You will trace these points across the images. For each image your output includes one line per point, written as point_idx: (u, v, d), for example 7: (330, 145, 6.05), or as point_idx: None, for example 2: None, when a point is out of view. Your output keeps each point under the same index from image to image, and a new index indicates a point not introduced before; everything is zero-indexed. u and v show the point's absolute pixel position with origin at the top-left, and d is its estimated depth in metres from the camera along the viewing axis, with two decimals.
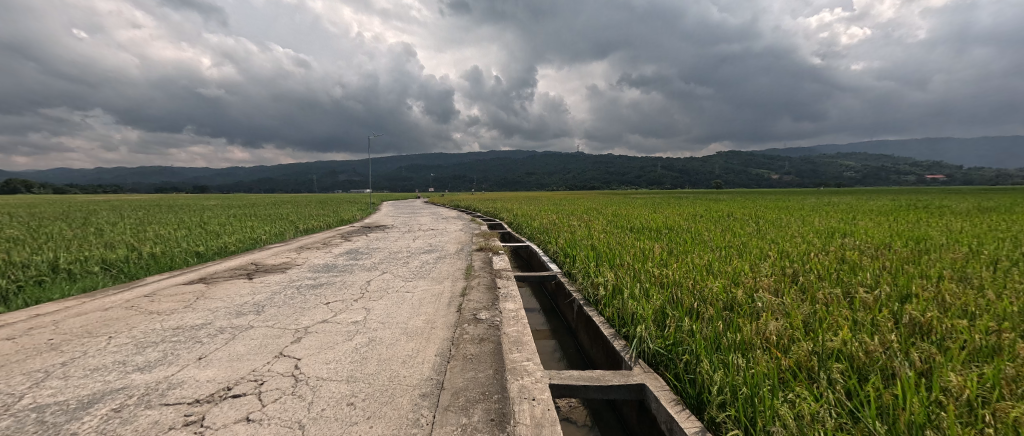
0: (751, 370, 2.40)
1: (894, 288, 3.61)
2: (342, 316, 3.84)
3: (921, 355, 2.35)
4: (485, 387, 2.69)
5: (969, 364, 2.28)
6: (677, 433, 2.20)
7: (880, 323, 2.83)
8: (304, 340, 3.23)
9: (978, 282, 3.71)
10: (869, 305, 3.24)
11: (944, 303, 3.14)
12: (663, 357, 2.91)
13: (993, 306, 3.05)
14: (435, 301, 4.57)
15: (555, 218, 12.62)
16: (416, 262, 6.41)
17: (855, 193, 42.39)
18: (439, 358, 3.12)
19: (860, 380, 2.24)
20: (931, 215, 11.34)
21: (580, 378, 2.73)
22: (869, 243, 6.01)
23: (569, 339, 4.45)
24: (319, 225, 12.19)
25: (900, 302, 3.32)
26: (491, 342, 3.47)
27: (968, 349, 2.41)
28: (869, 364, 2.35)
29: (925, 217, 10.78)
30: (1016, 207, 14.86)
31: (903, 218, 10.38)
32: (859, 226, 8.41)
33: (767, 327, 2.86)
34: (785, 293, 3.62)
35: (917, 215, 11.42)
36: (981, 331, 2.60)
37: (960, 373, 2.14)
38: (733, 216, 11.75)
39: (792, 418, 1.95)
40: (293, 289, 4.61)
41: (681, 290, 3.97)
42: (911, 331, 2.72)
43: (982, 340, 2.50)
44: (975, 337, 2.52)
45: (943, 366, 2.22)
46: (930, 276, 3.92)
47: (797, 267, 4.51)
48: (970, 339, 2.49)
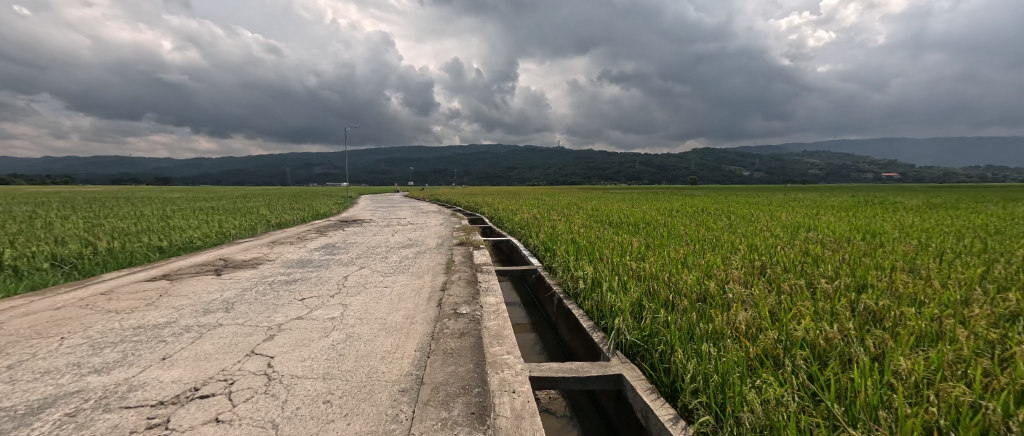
0: (721, 358, 2.48)
1: (851, 279, 3.81)
2: (318, 312, 3.74)
3: (875, 341, 2.48)
4: (465, 381, 2.68)
5: (917, 349, 2.42)
6: (652, 421, 2.25)
7: (839, 312, 2.97)
8: (277, 337, 3.13)
9: (926, 273, 3.95)
10: (829, 294, 3.41)
11: (896, 293, 3.34)
12: (640, 348, 2.96)
13: (938, 295, 3.26)
14: (415, 296, 4.51)
15: (536, 212, 12.67)
16: (395, 257, 6.30)
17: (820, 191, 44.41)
18: (419, 353, 3.09)
19: (821, 365, 2.35)
20: (887, 210, 12.00)
21: (560, 370, 2.75)
22: (831, 237, 6.30)
23: (548, 332, 4.49)
24: (292, 219, 11.84)
25: (857, 292, 3.50)
26: (471, 336, 3.46)
27: (916, 335, 2.57)
28: (828, 350, 2.46)
29: (882, 212, 11.40)
30: (962, 204, 15.89)
31: (862, 213, 10.92)
32: (822, 221, 8.81)
33: (737, 317, 2.95)
34: (754, 284, 3.76)
35: (875, 210, 12.06)
36: (928, 318, 2.77)
37: (908, 357, 2.27)
38: (707, 211, 12.10)
39: (758, 403, 2.02)
40: (265, 285, 4.46)
41: (657, 282, 4.06)
42: (865, 318, 2.88)
43: (927, 325, 2.66)
44: (921, 323, 2.68)
45: (894, 351, 2.35)
46: (884, 268, 4.14)
47: (765, 259, 4.68)
48: (918, 326, 2.65)
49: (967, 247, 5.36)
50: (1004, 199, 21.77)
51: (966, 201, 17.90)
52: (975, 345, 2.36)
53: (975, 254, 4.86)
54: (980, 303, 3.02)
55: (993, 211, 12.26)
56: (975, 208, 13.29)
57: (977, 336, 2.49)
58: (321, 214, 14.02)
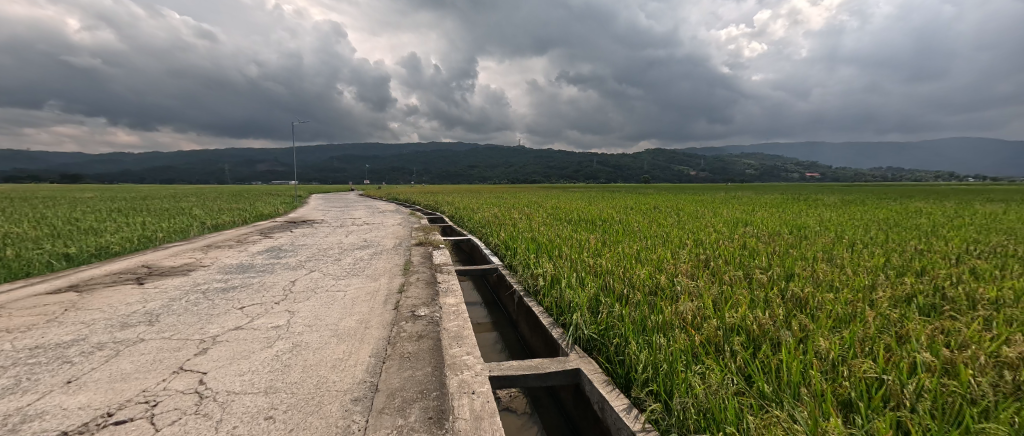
0: (670, 348, 2.57)
1: (782, 269, 4.11)
2: (261, 321, 3.48)
3: (800, 325, 2.70)
4: (423, 385, 2.60)
5: (833, 329, 2.67)
6: (608, 412, 2.29)
7: (771, 299, 3.20)
8: (212, 350, 2.87)
9: (842, 261, 4.36)
10: (763, 283, 3.67)
11: (818, 280, 3.66)
12: (596, 341, 3.02)
13: (852, 280, 3.61)
14: (370, 299, 4.32)
15: (497, 211, 12.63)
16: (348, 259, 6.01)
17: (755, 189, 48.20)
18: (374, 359, 2.95)
19: (755, 351, 2.52)
20: (811, 206, 13.19)
21: (519, 367, 2.74)
22: (765, 231, 6.80)
23: (509, 330, 4.48)
24: (232, 220, 10.98)
25: (786, 280, 3.79)
26: (430, 339, 3.36)
27: (834, 318, 2.82)
28: (761, 335, 2.65)
29: (807, 208, 12.49)
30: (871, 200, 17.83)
31: (790, 209, 11.96)
32: (757, 217, 9.50)
33: (684, 308, 3.09)
34: (699, 276, 3.96)
35: (800, 207, 13.22)
36: (843, 302, 3.06)
37: (826, 337, 2.50)
38: (658, 209, 12.66)
39: (701, 388, 2.12)
40: (197, 294, 4.08)
41: (613, 277, 4.17)
42: (792, 305, 3.12)
43: (843, 308, 2.94)
44: (837, 307, 2.95)
45: (815, 332, 2.57)
46: (808, 258, 4.52)
47: (709, 253, 4.95)
48: (835, 310, 2.91)
49: (874, 238, 6.02)
50: (906, 195, 24.70)
51: (873, 198, 20.18)
52: (879, 324, 2.64)
53: (880, 244, 5.47)
54: (885, 287, 3.39)
55: (894, 206, 13.89)
56: (879, 204, 14.98)
57: (881, 316, 2.78)
58: (267, 215, 13.12)
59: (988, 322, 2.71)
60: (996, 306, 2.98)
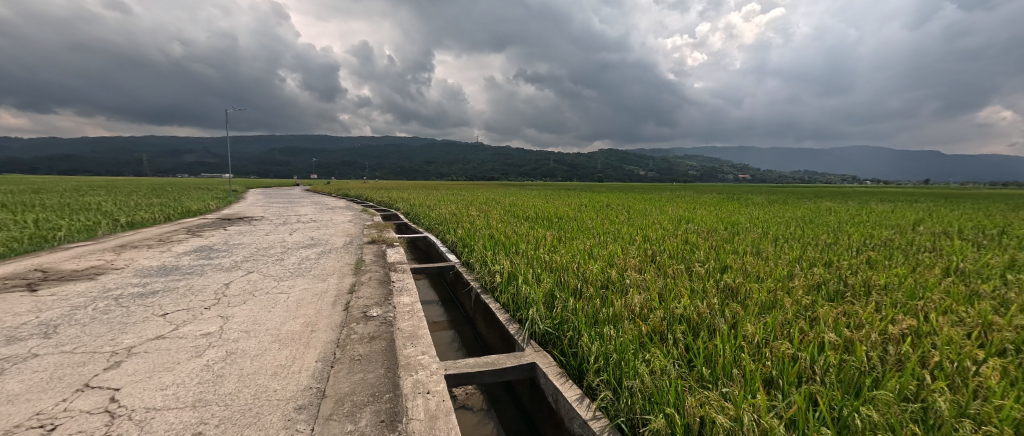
0: (619, 338, 2.65)
1: (717, 262, 4.40)
2: (188, 328, 3.15)
3: (732, 312, 2.91)
4: (375, 388, 2.48)
5: (759, 315, 2.90)
6: (562, 403, 2.31)
7: (708, 290, 3.41)
8: (126, 363, 2.55)
9: (768, 254, 4.75)
10: (701, 275, 3.90)
11: (746, 272, 3.95)
12: (551, 335, 3.04)
13: (774, 271, 3.94)
14: (317, 301, 4.06)
15: (453, 208, 12.47)
16: (292, 258, 5.61)
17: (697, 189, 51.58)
18: (321, 363, 2.77)
19: (694, 337, 2.66)
20: (743, 205, 14.36)
21: (475, 364, 2.69)
22: (704, 227, 7.26)
23: (466, 327, 4.42)
24: (153, 217, 9.88)
25: (721, 272, 4.06)
26: (383, 340, 3.22)
27: (760, 304, 3.06)
28: (699, 322, 2.82)
29: (740, 205, 13.54)
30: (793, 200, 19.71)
31: (726, 207, 12.90)
32: (698, 214, 10.13)
33: (632, 300, 3.19)
34: (646, 270, 4.13)
35: (734, 205, 14.33)
36: (767, 290, 3.33)
37: (753, 323, 2.71)
38: (610, 207, 13.12)
39: (647, 373, 2.20)
40: (108, 301, 3.61)
41: (568, 273, 4.23)
42: (725, 294, 3.35)
43: (765, 296, 3.21)
44: (762, 295, 3.21)
45: (744, 318, 2.77)
46: (740, 252, 4.88)
47: (655, 248, 5.19)
48: (761, 297, 3.17)
49: (793, 233, 6.65)
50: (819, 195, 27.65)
51: (794, 198, 22.28)
52: (796, 309, 2.91)
53: (797, 238, 6.04)
54: (801, 276, 3.73)
55: (811, 205, 15.43)
56: (798, 203, 16.59)
57: (798, 302, 3.07)
58: (198, 212, 11.97)
59: (879, 304, 3.08)
60: (887, 291, 3.39)
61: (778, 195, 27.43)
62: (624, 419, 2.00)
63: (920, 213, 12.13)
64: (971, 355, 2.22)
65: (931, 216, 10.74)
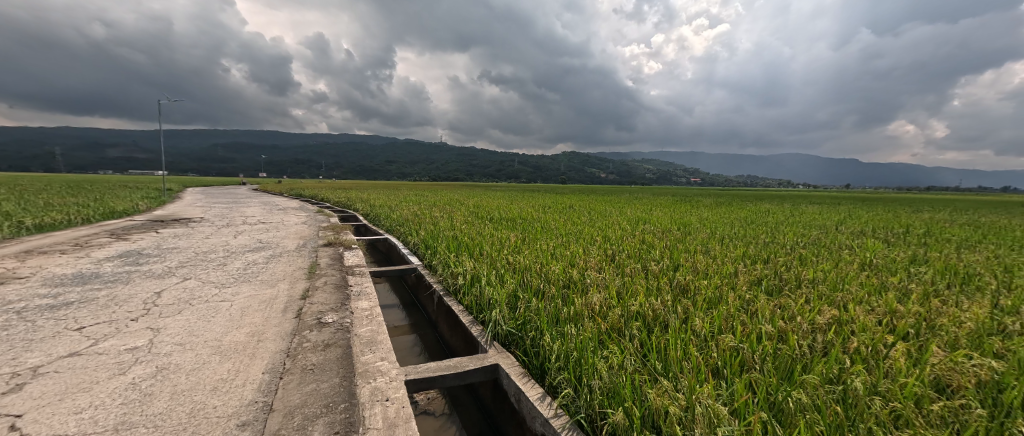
0: (580, 336, 2.67)
1: (670, 260, 4.58)
2: (110, 343, 2.82)
3: (683, 307, 3.03)
4: (329, 398, 2.34)
5: (707, 309, 3.04)
6: (524, 403, 2.29)
7: (662, 287, 3.54)
8: (31, 386, 2.24)
9: (717, 252, 5.02)
10: (656, 273, 4.04)
11: (695, 270, 4.13)
12: (514, 336, 3.01)
13: (721, 268, 4.15)
14: (264, 308, 3.78)
15: (415, 208, 12.18)
16: (236, 263, 5.21)
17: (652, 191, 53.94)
18: (268, 375, 2.57)
19: (649, 333, 2.75)
20: (693, 207, 15.17)
21: (436, 368, 2.61)
22: (659, 228, 7.56)
23: (428, 331, 4.30)
24: (70, 220, 8.82)
25: (674, 269, 4.23)
26: (339, 347, 3.04)
27: (709, 300, 3.21)
28: (653, 318, 2.91)
29: (690, 207, 14.30)
30: (737, 202, 21.05)
31: (678, 209, 13.55)
32: (654, 215, 10.52)
33: (592, 299, 3.23)
34: (606, 269, 4.21)
35: (686, 207, 15.09)
36: (714, 286, 3.51)
37: (701, 317, 2.83)
38: (571, 208, 13.35)
39: (605, 370, 2.23)
40: (9, 315, 3.15)
41: (530, 273, 4.23)
42: (676, 291, 3.48)
43: (712, 292, 3.37)
44: (711, 291, 3.37)
45: (694, 313, 2.90)
46: (691, 251, 5.11)
47: (614, 248, 5.32)
48: (709, 293, 3.32)
49: (737, 233, 7.08)
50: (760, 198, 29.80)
51: (738, 201, 23.82)
52: (739, 304, 3.08)
53: (740, 238, 6.43)
54: (744, 273, 3.96)
55: (753, 207, 16.59)
56: (742, 205, 17.76)
57: (741, 297, 3.25)
58: (126, 214, 10.86)
59: (810, 297, 3.33)
60: (814, 284, 3.69)
61: (724, 197, 29.20)
62: (584, 416, 2.02)
63: (842, 214, 13.40)
64: (881, 340, 2.45)
65: (852, 217, 11.89)
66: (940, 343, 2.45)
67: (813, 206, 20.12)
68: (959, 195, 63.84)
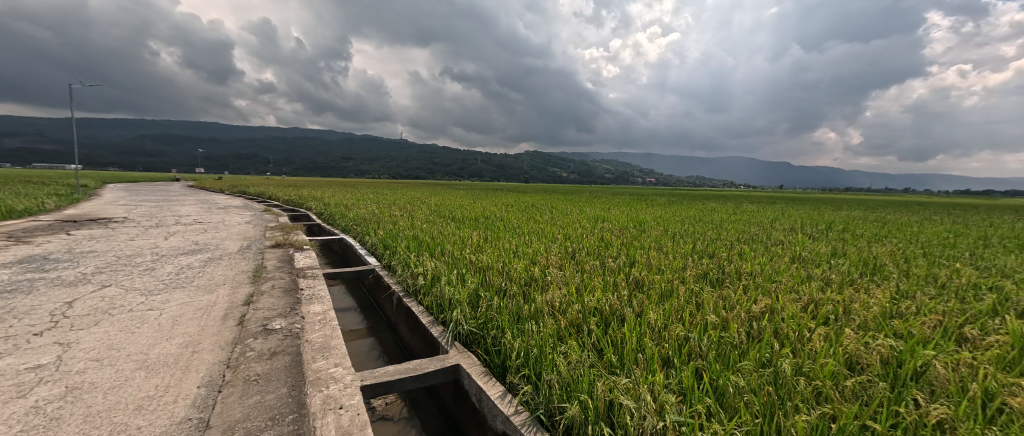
0: (540, 333, 2.66)
1: (627, 256, 4.72)
2: (6, 363, 2.45)
3: (637, 301, 3.12)
4: (276, 410, 2.17)
5: (659, 302, 3.15)
6: (484, 402, 2.25)
7: (618, 282, 3.63)
8: None
9: (669, 248, 5.24)
10: (613, 269, 4.14)
11: (649, 265, 4.28)
12: (476, 335, 2.95)
13: (672, 263, 4.33)
14: (201, 317, 3.46)
15: (373, 207, 11.74)
16: (167, 268, 4.72)
17: (609, 190, 55.76)
18: (205, 389, 2.34)
19: (607, 327, 2.79)
20: (647, 205, 15.83)
21: (394, 371, 2.50)
22: (616, 226, 7.80)
23: (387, 333, 4.14)
24: None
25: (629, 265, 4.36)
26: (288, 355, 2.84)
27: (661, 294, 3.32)
28: (609, 313, 2.97)
29: (644, 206, 14.90)
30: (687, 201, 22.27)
31: (634, 208, 14.07)
32: (612, 213, 10.83)
33: (552, 296, 3.24)
34: (566, 266, 4.26)
35: (641, 205, 15.72)
36: (666, 280, 3.65)
37: (653, 310, 2.93)
38: (533, 207, 13.47)
39: (563, 365, 2.24)
40: None
41: (492, 272, 4.18)
42: (631, 285, 3.58)
43: (664, 286, 3.50)
44: (662, 285, 3.50)
45: (646, 306, 2.99)
46: (645, 247, 5.30)
47: (574, 245, 5.40)
48: (662, 287, 3.45)
49: (687, 230, 7.45)
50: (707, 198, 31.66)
51: (689, 201, 25.15)
52: (688, 296, 3.22)
53: (689, 234, 6.77)
54: (692, 267, 4.15)
55: (701, 206, 17.60)
56: (691, 204, 18.80)
57: (690, 290, 3.40)
58: (32, 214, 9.55)
59: (749, 288, 3.55)
60: (752, 276, 3.94)
61: (675, 197, 30.72)
62: (543, 411, 2.02)
63: (776, 213, 14.55)
64: (806, 325, 2.66)
65: (785, 215, 12.95)
66: (853, 326, 2.70)
67: (752, 204, 21.73)
68: (874, 196, 71.31)
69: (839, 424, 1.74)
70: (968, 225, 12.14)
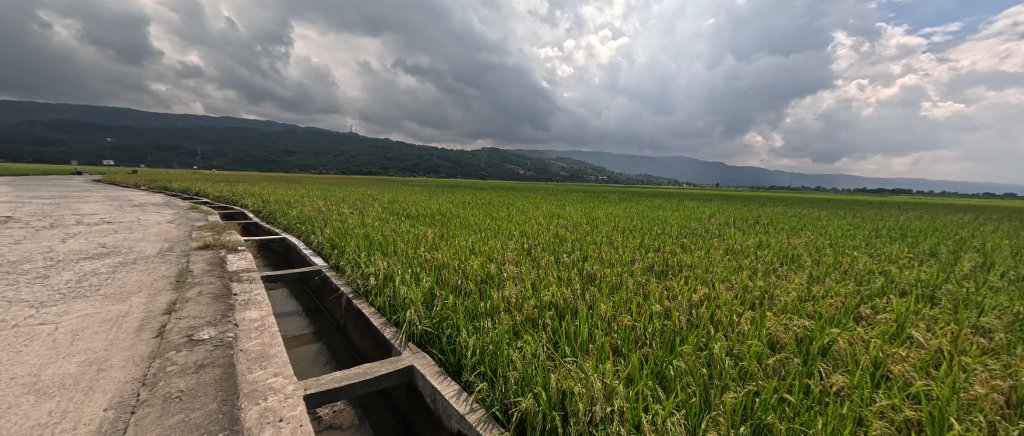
0: (495, 329, 2.61)
1: (580, 251, 4.80)
2: None
3: (589, 294, 3.17)
4: (203, 429, 1.94)
5: (609, 295, 3.22)
6: (439, 403, 2.15)
7: (572, 277, 3.66)
8: None
9: (620, 243, 5.39)
10: (567, 264, 4.18)
11: (600, 259, 4.37)
12: (431, 335, 2.84)
13: (622, 257, 4.46)
14: (110, 329, 3.02)
15: (319, 205, 11.04)
16: (66, 275, 4.09)
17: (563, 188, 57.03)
18: (115, 411, 2.04)
19: (561, 321, 2.81)
20: (599, 202, 16.33)
21: (342, 377, 2.33)
22: (570, 222, 7.95)
23: (336, 337, 3.89)
24: None
25: (582, 260, 4.42)
26: (218, 367, 2.54)
27: (611, 287, 3.39)
28: (563, 306, 2.99)
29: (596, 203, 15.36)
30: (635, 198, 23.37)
31: (586, 204, 14.45)
32: (566, 210, 11.04)
33: (508, 292, 3.19)
34: (522, 263, 4.24)
35: (593, 202, 16.19)
36: (616, 274, 3.73)
37: (604, 302, 2.98)
38: (489, 204, 13.38)
39: (518, 360, 2.21)
40: None
41: (448, 270, 4.06)
42: (585, 279, 3.64)
43: (615, 279, 3.58)
44: (613, 278, 3.58)
45: (598, 299, 3.04)
46: (597, 242, 5.42)
47: (530, 242, 5.40)
48: (612, 280, 3.53)
49: (635, 225, 7.75)
50: (653, 196, 33.33)
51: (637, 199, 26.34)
52: (636, 288, 3.32)
53: (638, 230, 7.04)
54: (640, 261, 4.30)
55: (649, 202, 18.48)
56: (640, 201, 19.67)
57: (638, 281, 3.51)
58: None
59: (691, 278, 3.73)
60: (692, 267, 4.16)
61: (624, 195, 32.03)
62: (498, 407, 1.98)
63: (712, 209, 15.63)
64: (736, 311, 2.84)
65: (722, 211, 13.92)
66: (775, 309, 2.93)
67: (693, 201, 23.22)
68: (795, 193, 79.07)
69: (763, 398, 1.86)
70: (865, 219, 13.82)
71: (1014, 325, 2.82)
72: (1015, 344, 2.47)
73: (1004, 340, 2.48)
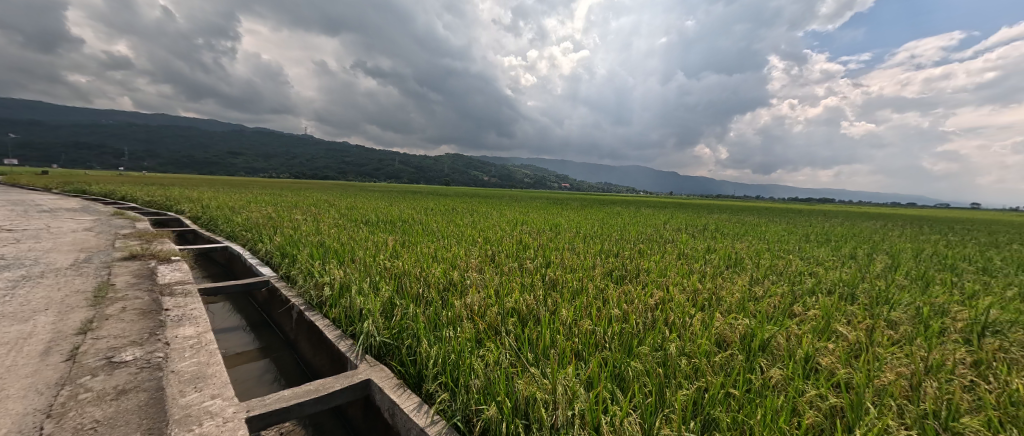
0: (457, 338, 2.50)
1: (542, 257, 4.80)
2: None
3: (550, 299, 3.15)
4: None
5: (570, 300, 3.21)
6: (398, 417, 2.01)
7: (534, 283, 3.63)
8: None
9: (580, 249, 5.46)
10: (530, 270, 4.15)
11: (562, 265, 4.38)
12: (390, 346, 2.68)
13: (583, 263, 4.50)
14: (5, 355, 2.59)
15: (269, 211, 10.34)
16: None
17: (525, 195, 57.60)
18: None
19: (523, 327, 2.76)
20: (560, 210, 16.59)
21: (291, 395, 2.13)
22: (532, 228, 7.97)
23: (285, 352, 3.59)
24: None
25: (543, 266, 4.42)
26: (144, 391, 2.24)
27: (571, 292, 3.39)
28: (525, 313, 2.93)
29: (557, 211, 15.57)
30: (594, 206, 24.06)
31: (548, 211, 14.60)
32: (528, 217, 11.10)
33: (470, 299, 3.09)
34: (485, 269, 4.16)
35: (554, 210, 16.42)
36: (576, 279, 3.74)
37: (565, 307, 2.97)
38: (452, 210, 13.20)
39: (480, 368, 2.12)
40: None
41: (408, 278, 3.89)
42: (547, 285, 3.61)
43: (576, 284, 3.59)
44: (574, 284, 3.58)
45: (559, 305, 3.02)
46: (557, 248, 5.45)
47: (493, 248, 5.32)
48: (573, 285, 3.54)
49: (596, 232, 7.91)
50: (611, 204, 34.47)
51: (596, 206, 27.09)
52: (596, 293, 3.34)
53: (598, 236, 7.17)
54: (601, 266, 4.37)
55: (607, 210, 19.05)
56: (599, 209, 20.21)
57: (599, 287, 3.53)
58: None
59: (649, 283, 3.81)
60: (647, 272, 4.26)
61: (584, 203, 32.86)
62: (459, 417, 1.88)
63: (664, 216, 16.37)
64: (688, 313, 2.92)
65: (675, 218, 14.59)
66: (721, 310, 3.05)
67: (648, 209, 24.27)
68: (739, 202, 84.80)
69: (713, 394, 1.90)
70: (797, 225, 15.01)
71: (919, 316, 3.12)
72: (920, 334, 2.72)
73: (910, 331, 2.73)
